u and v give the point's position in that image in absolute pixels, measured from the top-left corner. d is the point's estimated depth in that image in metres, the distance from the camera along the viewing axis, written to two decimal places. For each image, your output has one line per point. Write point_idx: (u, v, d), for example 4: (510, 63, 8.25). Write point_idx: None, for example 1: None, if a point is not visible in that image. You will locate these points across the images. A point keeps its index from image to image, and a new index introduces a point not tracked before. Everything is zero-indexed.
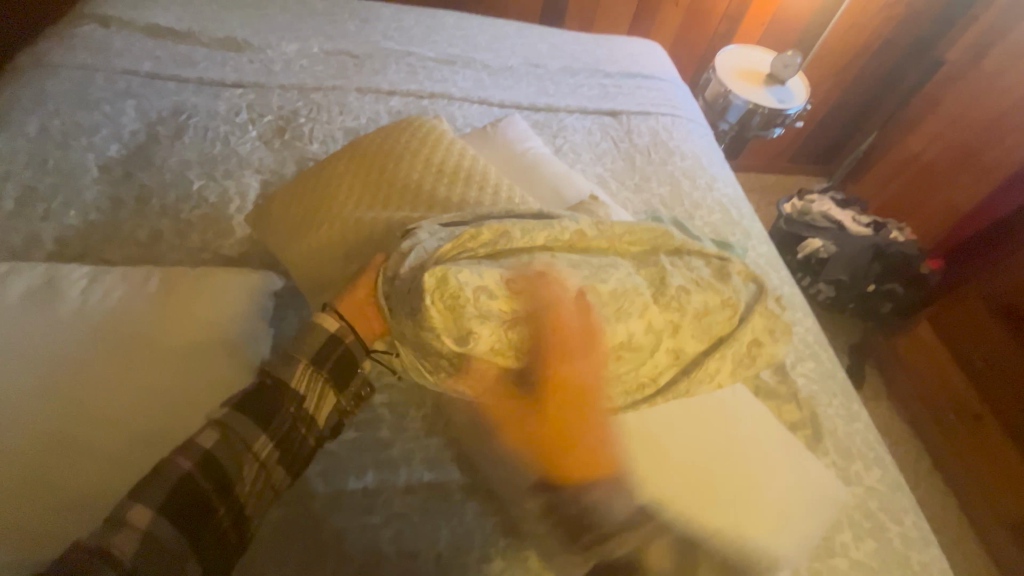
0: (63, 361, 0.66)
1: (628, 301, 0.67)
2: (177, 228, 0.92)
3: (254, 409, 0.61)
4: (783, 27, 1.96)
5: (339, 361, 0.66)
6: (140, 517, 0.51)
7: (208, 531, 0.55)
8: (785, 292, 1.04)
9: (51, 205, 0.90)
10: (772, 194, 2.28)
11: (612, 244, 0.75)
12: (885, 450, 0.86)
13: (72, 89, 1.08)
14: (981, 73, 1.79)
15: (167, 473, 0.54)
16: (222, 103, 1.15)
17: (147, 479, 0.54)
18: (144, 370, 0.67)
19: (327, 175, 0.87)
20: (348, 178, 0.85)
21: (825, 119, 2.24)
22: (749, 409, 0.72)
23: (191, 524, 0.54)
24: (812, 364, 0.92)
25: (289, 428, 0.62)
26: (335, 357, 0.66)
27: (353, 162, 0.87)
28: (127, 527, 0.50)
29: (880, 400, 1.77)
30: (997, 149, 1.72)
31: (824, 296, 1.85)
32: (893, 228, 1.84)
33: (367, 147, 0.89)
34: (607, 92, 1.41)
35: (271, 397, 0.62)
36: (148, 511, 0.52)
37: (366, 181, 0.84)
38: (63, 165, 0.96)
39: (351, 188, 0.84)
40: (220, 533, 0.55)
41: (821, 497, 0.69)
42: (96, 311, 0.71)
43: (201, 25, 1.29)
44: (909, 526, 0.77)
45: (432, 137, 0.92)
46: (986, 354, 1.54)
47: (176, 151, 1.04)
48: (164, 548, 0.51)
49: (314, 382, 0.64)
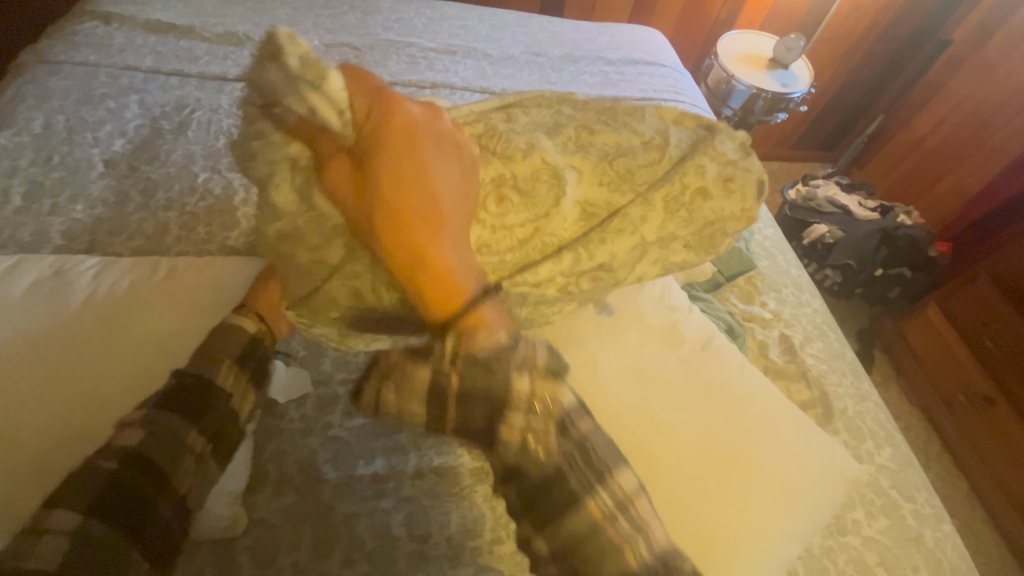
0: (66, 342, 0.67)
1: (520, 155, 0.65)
2: (183, 221, 0.93)
3: (180, 404, 0.53)
4: (786, 11, 1.94)
5: (260, 357, 0.62)
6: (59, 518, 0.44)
7: (141, 520, 0.46)
8: (793, 274, 1.03)
9: (59, 200, 0.91)
10: (776, 181, 2.27)
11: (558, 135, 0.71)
12: (896, 428, 0.85)
13: (76, 85, 1.09)
14: (989, 52, 1.77)
15: (84, 472, 0.47)
16: (225, 96, 1.15)
17: (60, 490, 0.45)
18: (152, 350, 0.68)
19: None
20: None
21: (831, 103, 2.21)
22: (754, 385, 0.72)
23: (121, 514, 0.45)
24: (821, 345, 0.91)
25: (225, 419, 0.55)
26: (258, 355, 0.62)
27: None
28: (47, 531, 0.43)
29: (889, 385, 1.77)
30: (1005, 130, 1.70)
31: (831, 282, 1.84)
32: (900, 212, 1.83)
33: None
34: (609, 79, 1.40)
35: (200, 388, 0.54)
36: (64, 529, 0.43)
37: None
38: (68, 160, 0.97)
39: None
40: (164, 535, 0.48)
41: (830, 473, 0.68)
42: (106, 300, 0.72)
43: (202, 20, 1.29)
44: (922, 504, 0.77)
45: None
46: (995, 332, 1.51)
47: (180, 144, 1.04)
48: (99, 547, 0.43)
49: (240, 378, 0.58)
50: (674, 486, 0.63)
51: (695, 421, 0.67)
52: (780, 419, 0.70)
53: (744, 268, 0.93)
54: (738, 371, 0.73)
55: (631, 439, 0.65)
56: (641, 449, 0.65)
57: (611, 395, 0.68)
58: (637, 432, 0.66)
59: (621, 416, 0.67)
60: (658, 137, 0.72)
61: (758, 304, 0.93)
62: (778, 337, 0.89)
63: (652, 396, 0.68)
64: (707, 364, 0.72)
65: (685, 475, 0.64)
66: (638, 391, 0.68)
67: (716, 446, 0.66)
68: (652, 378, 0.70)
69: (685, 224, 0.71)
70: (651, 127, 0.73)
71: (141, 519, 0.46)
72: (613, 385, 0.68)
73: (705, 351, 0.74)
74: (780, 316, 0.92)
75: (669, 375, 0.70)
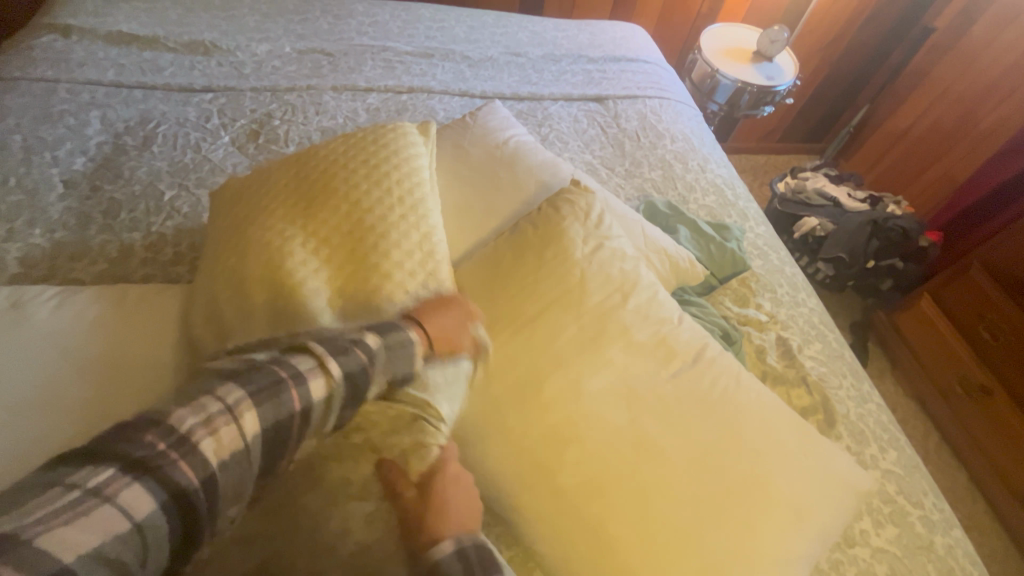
0: (47, 384, 0.61)
1: (517, 310, 0.70)
2: (149, 242, 0.88)
3: (303, 423, 0.44)
4: (769, 4, 1.90)
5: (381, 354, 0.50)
6: (247, 424, 0.40)
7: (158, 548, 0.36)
8: (787, 273, 1.01)
9: (15, 225, 0.86)
10: (764, 175, 2.25)
11: (558, 256, 0.72)
12: (899, 430, 0.82)
13: (34, 102, 1.03)
14: (973, 39, 1.77)
15: (171, 454, 0.37)
16: (192, 109, 1.10)
17: (149, 469, 0.36)
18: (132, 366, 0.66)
19: (306, 191, 0.71)
20: (313, 197, 0.70)
21: (815, 96, 2.19)
22: (751, 398, 0.69)
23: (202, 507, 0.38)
24: (819, 346, 0.88)
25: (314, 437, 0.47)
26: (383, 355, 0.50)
27: (338, 156, 0.75)
28: (119, 508, 0.34)
29: (884, 377, 1.76)
30: (992, 116, 1.70)
31: (823, 275, 1.81)
32: (890, 202, 1.82)
33: (366, 169, 0.73)
34: (592, 77, 1.37)
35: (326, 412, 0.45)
36: (125, 525, 0.34)
37: (333, 203, 0.69)
38: (25, 182, 0.91)
39: (304, 198, 0.70)
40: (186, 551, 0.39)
41: (840, 486, 0.66)
42: (90, 319, 0.69)
43: (168, 30, 1.24)
44: (930, 509, 0.74)
45: (396, 140, 0.78)
46: (987, 322, 1.50)
47: (145, 161, 0.99)
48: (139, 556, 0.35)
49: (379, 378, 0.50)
50: (676, 518, 0.60)
51: (694, 446, 0.63)
52: (781, 435, 0.66)
53: (737, 268, 0.92)
54: (735, 381, 0.69)
55: (625, 466, 0.62)
56: (638, 477, 0.61)
57: (600, 420, 0.64)
58: (632, 459, 0.62)
59: (614, 442, 0.63)
60: (635, 272, 0.74)
61: (753, 306, 0.91)
62: (775, 340, 0.86)
63: (647, 422, 0.64)
64: (700, 379, 0.68)
65: (688, 510, 0.60)
66: (631, 415, 0.64)
67: (716, 466, 0.62)
68: (645, 399, 0.65)
69: (667, 353, 0.69)
70: (635, 262, 0.75)
71: (163, 545, 0.36)
72: (603, 408, 0.64)
73: (699, 364, 0.69)
74: (776, 318, 0.90)
75: (664, 397, 0.66)
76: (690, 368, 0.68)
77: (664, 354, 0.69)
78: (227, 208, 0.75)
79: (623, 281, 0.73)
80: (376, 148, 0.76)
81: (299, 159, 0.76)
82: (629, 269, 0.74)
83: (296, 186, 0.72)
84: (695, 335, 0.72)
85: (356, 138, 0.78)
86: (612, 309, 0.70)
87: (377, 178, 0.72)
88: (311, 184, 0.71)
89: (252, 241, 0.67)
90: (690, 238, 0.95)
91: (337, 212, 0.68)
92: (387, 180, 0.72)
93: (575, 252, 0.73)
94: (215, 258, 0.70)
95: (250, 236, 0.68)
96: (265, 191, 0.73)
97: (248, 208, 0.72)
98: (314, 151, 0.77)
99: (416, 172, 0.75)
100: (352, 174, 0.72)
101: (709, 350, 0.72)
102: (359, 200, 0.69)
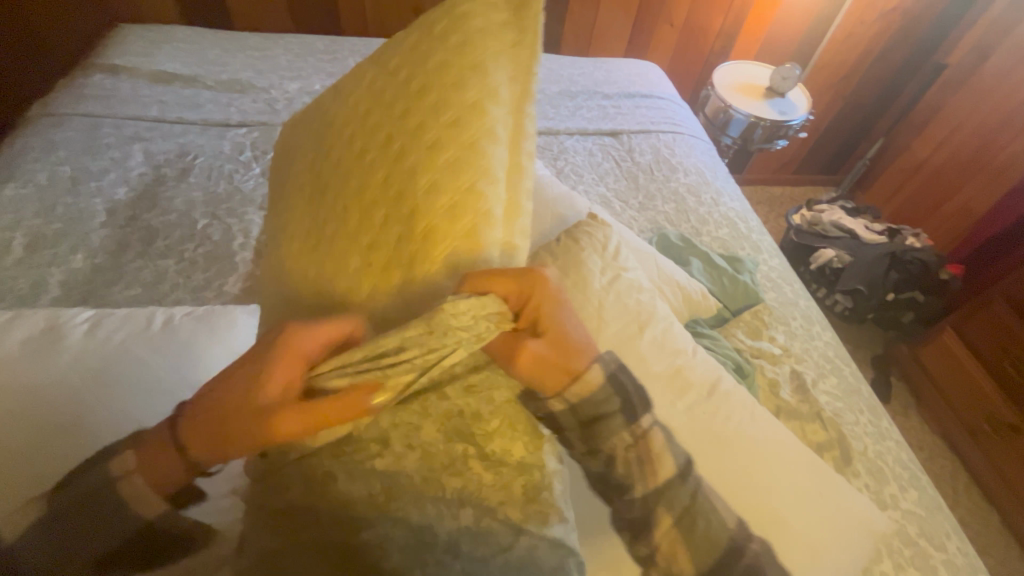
0: (60, 398, 0.62)
1: None
2: (181, 268, 0.93)
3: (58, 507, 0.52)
4: (779, 41, 1.94)
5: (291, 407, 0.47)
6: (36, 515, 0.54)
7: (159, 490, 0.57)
8: (801, 306, 1.01)
9: (59, 250, 0.91)
10: (779, 207, 2.26)
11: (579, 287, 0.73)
12: (920, 469, 0.81)
13: (82, 137, 1.11)
14: (985, 74, 1.79)
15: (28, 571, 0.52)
16: (227, 142, 1.17)
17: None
18: (139, 388, 0.66)
19: (372, 142, 0.56)
20: (372, 152, 0.55)
21: (829, 129, 2.20)
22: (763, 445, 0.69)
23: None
24: (834, 381, 0.87)
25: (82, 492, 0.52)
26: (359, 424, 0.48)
27: (404, 55, 0.58)
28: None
29: (909, 413, 1.71)
30: (1006, 150, 1.70)
31: (842, 307, 1.79)
32: (908, 234, 1.81)
33: (434, 94, 0.53)
34: (606, 113, 1.42)
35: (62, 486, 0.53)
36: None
37: (390, 150, 0.53)
38: (71, 210, 0.97)
39: (366, 111, 0.58)
40: None
41: (857, 528, 0.64)
42: (112, 339, 0.69)
43: (207, 69, 1.33)
44: (954, 553, 0.72)
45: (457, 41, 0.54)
46: (1009, 359, 1.46)
47: (182, 192, 1.05)
48: None
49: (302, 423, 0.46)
50: None
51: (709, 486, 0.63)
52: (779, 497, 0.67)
53: (749, 300, 0.93)
54: (748, 416, 0.69)
55: None
56: None
57: None
58: None
59: None
60: (647, 304, 0.75)
61: (767, 339, 0.91)
62: (789, 373, 0.86)
63: None
64: (712, 415, 0.67)
65: None
66: None
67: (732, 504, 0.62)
68: None
69: (682, 392, 0.69)
70: (647, 294, 0.77)
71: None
72: None
73: (712, 398, 0.69)
74: (790, 352, 0.89)
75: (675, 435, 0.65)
76: (707, 410, 0.68)
77: (680, 387, 0.69)
78: (303, 166, 0.66)
79: (640, 313, 0.73)
80: (443, 50, 0.54)
81: (374, 88, 0.59)
82: (645, 300, 0.76)
83: (360, 124, 0.58)
84: (710, 369, 0.72)
85: (432, 34, 0.57)
86: (625, 344, 0.70)
87: (438, 114, 0.51)
88: (378, 126, 0.56)
89: (326, 212, 0.58)
90: (702, 270, 0.96)
91: (394, 171, 0.52)
92: (444, 94, 0.52)
93: (593, 282, 0.74)
94: (294, 229, 0.64)
95: (327, 203, 0.59)
96: (336, 141, 0.61)
97: (327, 161, 0.62)
98: (386, 69, 0.59)
99: (490, 95, 0.51)
100: (414, 85, 0.55)
101: (720, 383, 0.71)
102: (415, 146, 0.51)
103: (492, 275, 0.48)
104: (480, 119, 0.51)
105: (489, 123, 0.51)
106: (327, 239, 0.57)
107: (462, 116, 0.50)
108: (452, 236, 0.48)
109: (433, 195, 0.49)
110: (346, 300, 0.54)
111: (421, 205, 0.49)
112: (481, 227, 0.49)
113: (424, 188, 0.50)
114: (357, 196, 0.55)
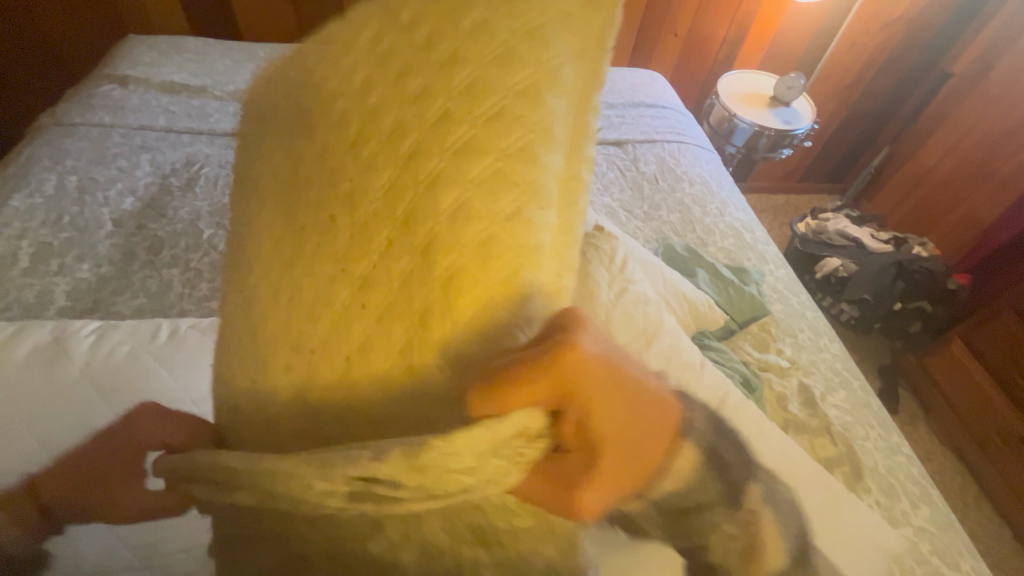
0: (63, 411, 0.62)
1: None
2: (186, 278, 0.93)
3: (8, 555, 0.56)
4: (783, 50, 1.95)
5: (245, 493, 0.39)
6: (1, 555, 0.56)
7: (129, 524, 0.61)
8: (808, 317, 1.00)
9: (65, 260, 0.91)
10: (784, 215, 2.26)
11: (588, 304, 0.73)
12: (932, 484, 0.79)
13: (90, 146, 1.12)
14: (991, 83, 1.78)
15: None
16: (233, 152, 1.17)
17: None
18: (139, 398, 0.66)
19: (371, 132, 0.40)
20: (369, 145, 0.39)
21: (834, 138, 2.20)
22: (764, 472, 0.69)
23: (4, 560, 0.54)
24: (843, 394, 0.87)
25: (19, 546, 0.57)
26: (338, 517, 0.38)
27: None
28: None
29: (917, 424, 1.69)
30: (1013, 159, 1.69)
31: (848, 316, 1.79)
32: (914, 243, 1.80)
33: (464, 72, 0.36)
34: (611, 122, 1.42)
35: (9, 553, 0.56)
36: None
37: (393, 150, 0.38)
38: (78, 220, 0.98)
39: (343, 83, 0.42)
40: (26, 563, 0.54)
41: (870, 546, 0.64)
42: (118, 353, 0.69)
43: (214, 79, 1.34)
44: (967, 571, 0.71)
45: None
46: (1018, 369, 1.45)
47: (188, 202, 1.06)
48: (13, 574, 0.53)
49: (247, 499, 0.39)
50: None
51: None
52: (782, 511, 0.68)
53: (756, 312, 0.92)
54: (758, 432, 0.68)
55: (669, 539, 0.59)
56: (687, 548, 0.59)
57: None
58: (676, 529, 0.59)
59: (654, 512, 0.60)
60: (655, 316, 0.75)
61: (774, 351, 0.90)
62: (797, 386, 0.85)
63: None
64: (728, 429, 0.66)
65: None
66: None
67: None
68: None
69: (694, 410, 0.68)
70: (655, 306, 0.76)
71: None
72: None
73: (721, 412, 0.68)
74: (798, 364, 0.89)
75: None
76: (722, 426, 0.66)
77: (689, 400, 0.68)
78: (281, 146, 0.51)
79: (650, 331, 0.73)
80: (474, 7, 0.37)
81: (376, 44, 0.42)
82: (652, 313, 0.75)
83: (342, 100, 0.42)
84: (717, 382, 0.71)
85: None
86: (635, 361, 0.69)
87: (467, 105, 0.35)
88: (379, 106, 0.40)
89: (308, 218, 0.44)
90: (709, 282, 0.95)
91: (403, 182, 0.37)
92: (480, 74, 0.35)
93: (600, 295, 0.74)
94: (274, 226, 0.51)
95: (312, 205, 0.44)
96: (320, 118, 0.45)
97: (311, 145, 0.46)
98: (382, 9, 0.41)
99: (548, 77, 0.35)
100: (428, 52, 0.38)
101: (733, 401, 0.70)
102: (434, 147, 0.36)
103: (551, 358, 0.31)
104: (531, 111, 0.35)
105: (544, 121, 0.35)
106: (310, 254, 0.44)
107: (505, 110, 0.34)
108: (478, 296, 0.34)
109: (456, 225, 0.34)
110: (325, 350, 0.41)
111: (438, 239, 0.35)
112: (521, 275, 0.34)
113: (447, 219, 0.35)
114: (350, 207, 0.40)
